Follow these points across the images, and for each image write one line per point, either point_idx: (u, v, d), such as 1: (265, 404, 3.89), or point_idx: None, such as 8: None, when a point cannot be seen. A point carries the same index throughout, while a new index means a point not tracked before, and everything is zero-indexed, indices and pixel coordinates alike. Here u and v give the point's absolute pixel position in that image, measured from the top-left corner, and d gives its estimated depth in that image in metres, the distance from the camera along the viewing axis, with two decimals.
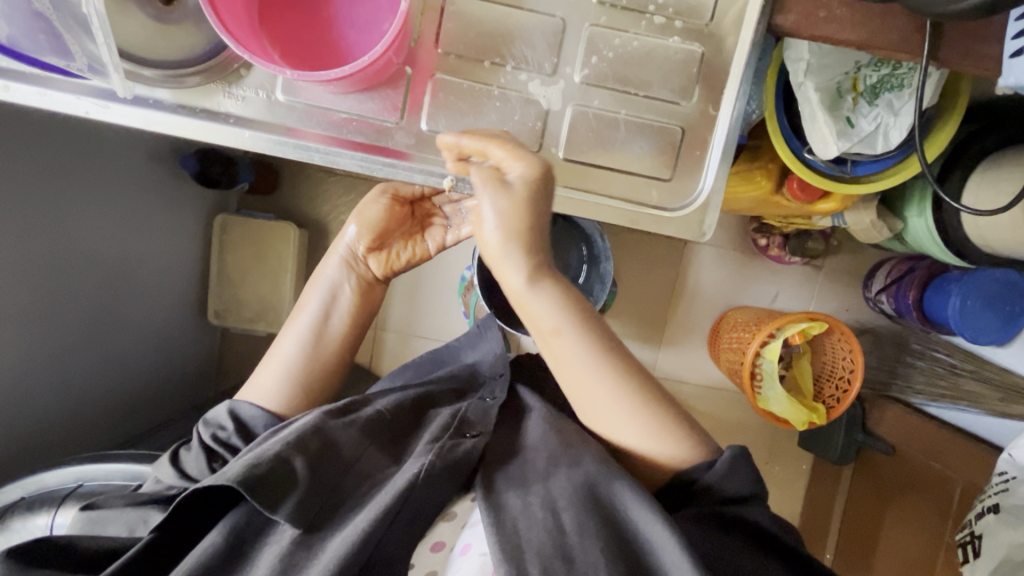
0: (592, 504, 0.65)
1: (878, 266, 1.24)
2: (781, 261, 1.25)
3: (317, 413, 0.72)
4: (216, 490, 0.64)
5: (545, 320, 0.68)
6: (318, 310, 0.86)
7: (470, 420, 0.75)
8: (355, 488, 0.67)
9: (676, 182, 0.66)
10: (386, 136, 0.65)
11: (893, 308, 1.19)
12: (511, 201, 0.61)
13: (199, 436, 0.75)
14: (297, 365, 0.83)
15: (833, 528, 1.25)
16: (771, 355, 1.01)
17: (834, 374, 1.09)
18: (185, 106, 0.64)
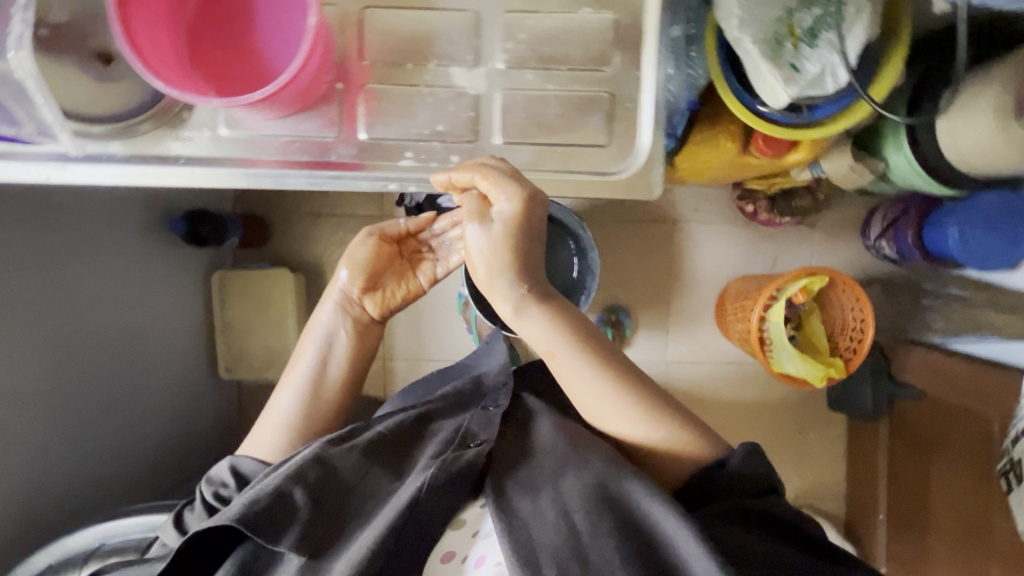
0: (601, 501, 0.64)
1: (873, 212, 1.22)
2: (773, 225, 1.24)
3: (316, 443, 0.71)
4: (220, 532, 0.65)
5: (542, 342, 0.70)
6: (316, 357, 0.83)
7: (472, 431, 0.74)
8: (359, 507, 0.67)
9: (615, 146, 0.67)
10: (328, 151, 0.68)
11: (895, 252, 1.17)
12: (499, 230, 0.65)
13: (201, 495, 0.73)
14: (298, 415, 0.81)
15: (879, 489, 1.21)
16: (776, 317, 1.01)
17: (846, 327, 1.07)
18: (136, 155, 0.67)
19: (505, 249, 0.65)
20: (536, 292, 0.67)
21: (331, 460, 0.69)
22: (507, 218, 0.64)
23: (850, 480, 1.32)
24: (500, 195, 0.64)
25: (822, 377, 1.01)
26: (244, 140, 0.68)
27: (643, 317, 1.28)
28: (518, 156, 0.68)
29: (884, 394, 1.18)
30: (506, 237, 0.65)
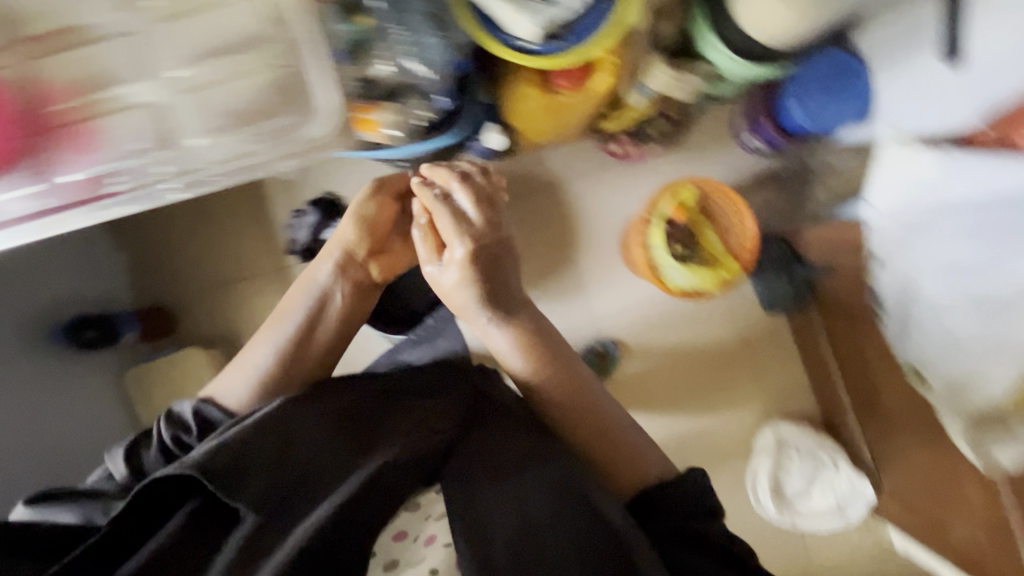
0: (562, 496, 0.70)
1: (732, 116, 1.25)
2: (647, 158, 1.25)
3: (274, 406, 0.75)
4: (171, 483, 0.66)
5: (505, 353, 0.86)
6: (307, 306, 0.90)
7: (441, 412, 0.80)
8: (323, 478, 0.70)
9: (299, 108, 0.74)
10: (48, 197, 0.69)
11: (764, 145, 1.17)
12: (463, 270, 0.83)
13: (161, 432, 0.79)
14: (275, 362, 0.86)
15: (834, 373, 1.20)
16: (655, 240, 1.03)
17: (739, 234, 1.07)
18: None
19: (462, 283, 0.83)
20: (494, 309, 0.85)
21: (286, 427, 0.72)
22: (458, 260, 0.83)
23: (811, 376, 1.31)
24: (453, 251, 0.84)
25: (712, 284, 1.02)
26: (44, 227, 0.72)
27: (556, 283, 1.28)
28: (219, 148, 0.74)
29: (801, 279, 1.19)
30: (470, 269, 0.83)
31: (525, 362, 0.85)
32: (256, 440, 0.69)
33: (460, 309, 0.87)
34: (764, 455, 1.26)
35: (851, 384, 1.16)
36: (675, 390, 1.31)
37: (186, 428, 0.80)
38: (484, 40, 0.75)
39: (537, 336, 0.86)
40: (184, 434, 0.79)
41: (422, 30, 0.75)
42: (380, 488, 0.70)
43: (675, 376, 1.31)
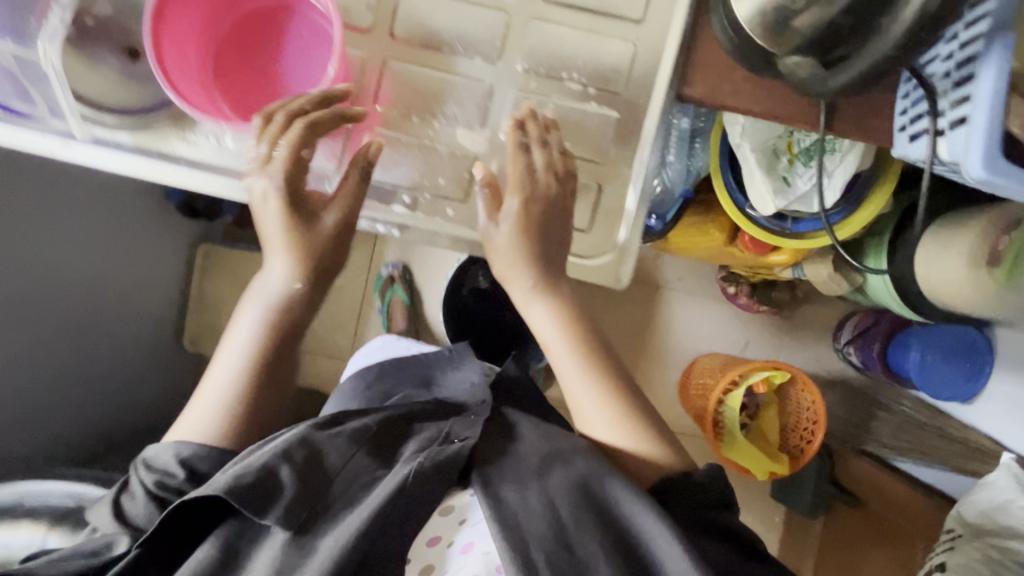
0: (583, 499, 0.64)
1: (847, 317, 1.24)
2: (749, 310, 1.27)
3: (174, 446, 0.67)
4: (211, 502, 0.62)
5: (544, 333, 0.75)
6: (265, 318, 0.72)
7: (457, 429, 0.71)
8: (350, 492, 0.63)
9: (590, 233, 0.73)
10: (324, 182, 0.73)
11: (859, 361, 1.20)
12: (512, 224, 0.69)
13: (142, 482, 0.65)
14: (267, 334, 0.72)
15: None
16: (732, 402, 1.04)
17: (798, 425, 1.09)
18: (142, 148, 0.70)
19: (532, 275, 0.71)
20: (550, 284, 0.72)
21: (315, 444, 0.65)
22: (514, 210, 0.69)
23: None
24: (507, 202, 0.69)
25: (764, 470, 1.03)
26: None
27: None
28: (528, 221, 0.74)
29: (824, 496, 1.21)
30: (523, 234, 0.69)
31: (608, 408, 0.72)
32: (296, 461, 0.62)
33: (507, 279, 0.72)
34: None
35: None
36: None
37: (168, 471, 0.65)
38: (713, 179, 0.75)
39: (575, 316, 0.75)
40: (168, 478, 0.65)
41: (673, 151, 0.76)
42: (413, 493, 0.62)
43: None
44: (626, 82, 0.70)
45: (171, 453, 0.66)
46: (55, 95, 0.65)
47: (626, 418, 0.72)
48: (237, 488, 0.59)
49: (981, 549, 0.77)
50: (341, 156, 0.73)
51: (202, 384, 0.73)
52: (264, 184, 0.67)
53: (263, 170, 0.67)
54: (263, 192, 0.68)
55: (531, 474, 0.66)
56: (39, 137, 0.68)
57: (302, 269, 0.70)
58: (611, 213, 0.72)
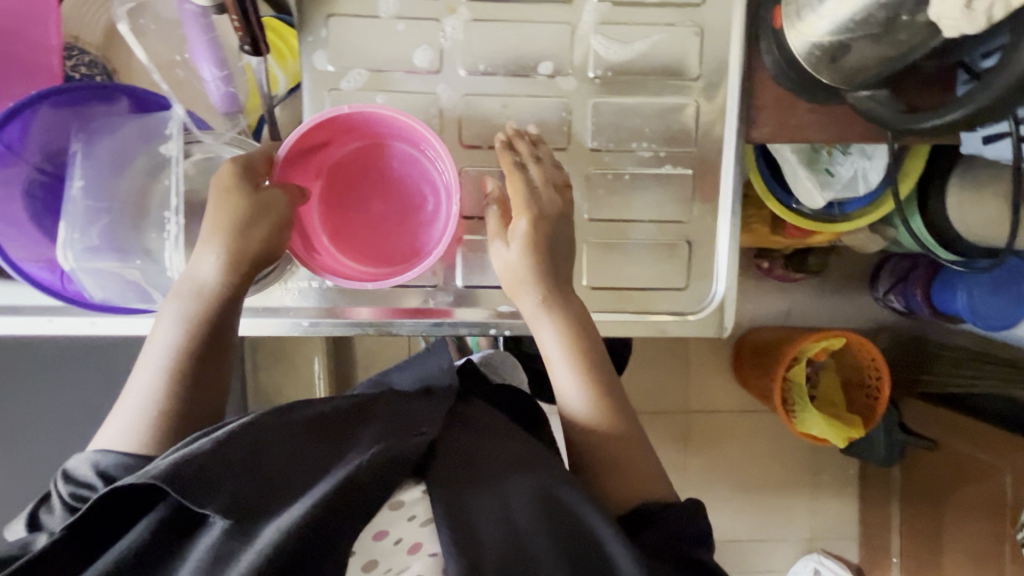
0: (546, 512, 0.52)
1: (881, 266, 1.26)
2: (787, 280, 1.27)
3: (100, 454, 0.55)
4: (142, 490, 0.49)
5: (548, 350, 0.64)
6: (182, 332, 0.59)
7: (417, 417, 0.60)
8: (295, 489, 0.51)
9: (690, 288, 0.71)
10: (426, 299, 0.72)
11: (904, 305, 1.22)
12: (521, 240, 0.64)
13: (57, 490, 0.53)
14: (187, 341, 0.59)
15: (894, 536, 1.27)
16: (797, 377, 1.08)
17: (862, 383, 1.12)
18: (252, 307, 0.70)
19: (525, 262, 0.64)
20: (552, 294, 0.64)
21: (266, 437, 0.53)
22: (522, 230, 0.64)
23: (863, 527, 1.36)
24: (517, 223, 0.64)
25: (843, 437, 1.03)
26: (376, 293, 0.71)
27: (663, 367, 1.30)
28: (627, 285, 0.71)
29: (896, 442, 1.21)
30: (534, 248, 0.64)
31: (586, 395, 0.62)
32: (232, 454, 0.51)
33: (514, 295, 0.65)
34: None
35: (908, 543, 1.25)
36: (737, 495, 1.35)
37: (87, 484, 0.53)
38: (753, 183, 0.75)
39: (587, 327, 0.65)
40: (84, 490, 0.53)
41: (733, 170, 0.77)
42: (362, 490, 0.50)
43: (740, 480, 1.35)
44: (696, 137, 0.69)
45: (88, 461, 0.54)
46: (176, 287, 0.65)
47: (609, 413, 0.62)
48: (177, 473, 0.48)
49: None
50: (439, 269, 0.71)
51: (123, 395, 0.59)
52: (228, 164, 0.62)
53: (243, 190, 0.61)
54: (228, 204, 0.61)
55: (509, 468, 0.56)
56: (156, 326, 0.68)
57: (233, 269, 0.61)
58: (707, 266, 0.70)
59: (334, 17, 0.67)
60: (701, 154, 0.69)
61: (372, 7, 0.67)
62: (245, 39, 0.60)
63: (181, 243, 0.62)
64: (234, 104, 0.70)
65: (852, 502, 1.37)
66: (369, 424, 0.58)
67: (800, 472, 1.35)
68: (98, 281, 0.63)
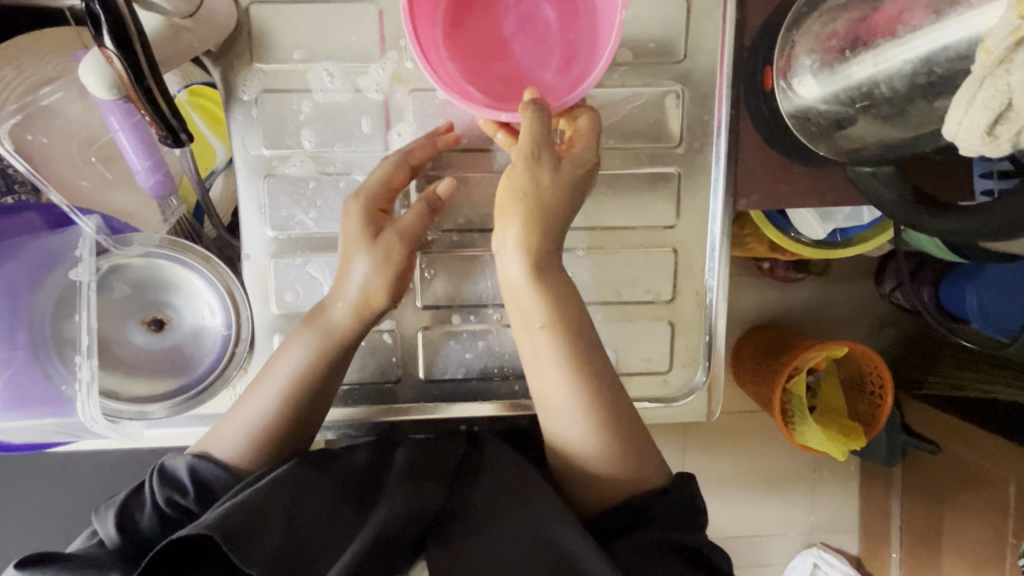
0: (543, 549, 0.57)
1: (885, 263, 1.21)
2: (786, 281, 1.23)
3: (190, 459, 0.64)
4: (185, 547, 0.56)
5: (524, 302, 0.63)
6: (307, 364, 0.66)
7: (430, 468, 0.66)
8: (320, 544, 0.57)
9: (675, 369, 0.72)
10: (389, 395, 0.74)
11: (908, 303, 1.17)
12: (526, 202, 0.61)
13: (153, 495, 0.62)
14: (305, 371, 0.66)
15: (894, 532, 1.27)
16: (797, 388, 1.05)
17: (863, 385, 1.08)
18: (196, 415, 0.71)
19: (521, 252, 0.62)
20: (549, 269, 0.62)
21: (296, 484, 0.60)
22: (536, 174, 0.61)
23: (863, 521, 1.36)
24: (506, 229, 0.62)
25: (841, 449, 1.01)
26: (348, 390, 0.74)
27: None
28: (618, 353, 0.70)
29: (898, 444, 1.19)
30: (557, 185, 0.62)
31: (585, 417, 0.62)
32: (265, 505, 0.57)
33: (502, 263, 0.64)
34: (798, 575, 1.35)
35: (908, 540, 1.24)
36: (735, 495, 1.35)
37: (181, 487, 0.63)
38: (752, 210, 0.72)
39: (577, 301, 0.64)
40: (179, 495, 0.62)
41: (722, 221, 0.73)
42: (383, 543, 0.57)
43: (738, 483, 1.35)
44: (678, 211, 0.69)
45: (185, 464, 0.64)
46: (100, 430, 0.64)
47: (609, 432, 0.63)
48: (216, 523, 0.54)
49: None
50: (400, 361, 0.74)
51: (238, 409, 0.66)
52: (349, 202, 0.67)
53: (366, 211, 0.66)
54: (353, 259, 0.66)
55: (505, 509, 0.61)
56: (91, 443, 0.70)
57: (360, 323, 0.67)
58: (694, 332, 0.71)
59: (268, 92, 0.67)
60: (683, 224, 0.69)
61: (303, 81, 0.67)
62: (164, 133, 0.57)
63: (94, 387, 0.63)
64: (166, 188, 0.68)
65: (853, 497, 1.36)
66: (394, 472, 0.65)
67: (800, 469, 1.34)
68: (21, 428, 0.64)
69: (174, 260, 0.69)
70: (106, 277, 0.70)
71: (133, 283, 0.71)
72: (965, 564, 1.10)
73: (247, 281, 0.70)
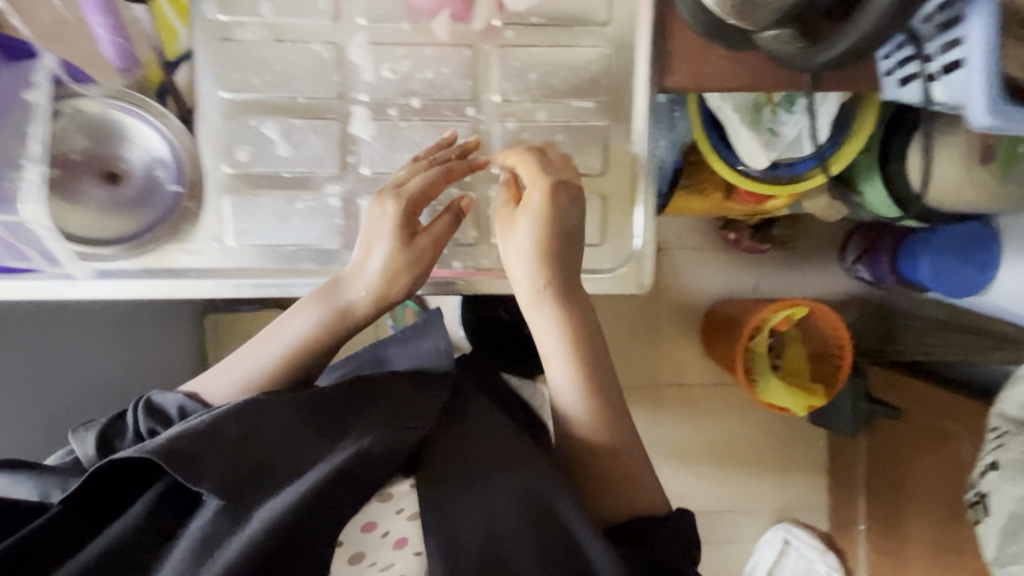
0: (525, 505, 0.56)
1: (848, 236, 1.26)
2: (754, 251, 1.26)
3: (182, 399, 0.65)
4: (148, 460, 0.55)
5: (545, 343, 0.65)
6: (323, 324, 0.67)
7: (409, 407, 0.62)
8: (288, 474, 0.55)
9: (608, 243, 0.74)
10: (333, 257, 0.73)
11: (870, 275, 1.21)
12: (530, 223, 0.64)
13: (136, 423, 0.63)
14: (312, 339, 0.67)
15: (859, 504, 1.28)
16: (760, 346, 1.08)
17: (825, 352, 1.11)
18: (146, 269, 0.71)
19: (533, 264, 0.64)
20: (552, 289, 0.64)
21: (265, 416, 0.57)
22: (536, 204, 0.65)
23: (831, 496, 1.38)
24: (511, 237, 0.66)
25: (803, 406, 1.03)
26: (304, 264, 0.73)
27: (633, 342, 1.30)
28: None
29: (862, 411, 1.20)
30: (545, 214, 0.64)
31: (588, 409, 0.63)
32: (229, 434, 0.55)
33: (513, 273, 0.66)
34: (767, 550, 1.34)
35: (872, 511, 1.25)
36: (706, 468, 1.36)
37: (165, 421, 0.64)
38: (700, 144, 0.74)
39: (584, 319, 0.65)
40: (161, 428, 0.63)
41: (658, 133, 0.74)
42: (355, 479, 0.55)
43: (709, 454, 1.36)
44: (606, 89, 0.72)
45: (176, 403, 0.65)
46: (49, 250, 0.65)
47: (607, 428, 0.63)
48: (174, 451, 0.52)
49: None
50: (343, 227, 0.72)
51: (242, 364, 0.68)
52: (386, 204, 0.67)
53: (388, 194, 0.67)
54: (370, 246, 0.68)
55: (496, 470, 0.58)
56: (42, 284, 0.69)
57: (378, 296, 0.68)
58: (622, 221, 0.74)
59: None
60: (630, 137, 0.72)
61: None
62: None
63: (39, 193, 0.62)
64: (129, 61, 0.71)
65: (822, 471, 1.38)
66: (374, 413, 0.60)
67: (770, 442, 1.36)
68: None
69: (124, 108, 0.70)
70: (65, 121, 0.70)
71: (91, 134, 0.71)
72: (926, 534, 1.08)
73: (200, 139, 0.71)
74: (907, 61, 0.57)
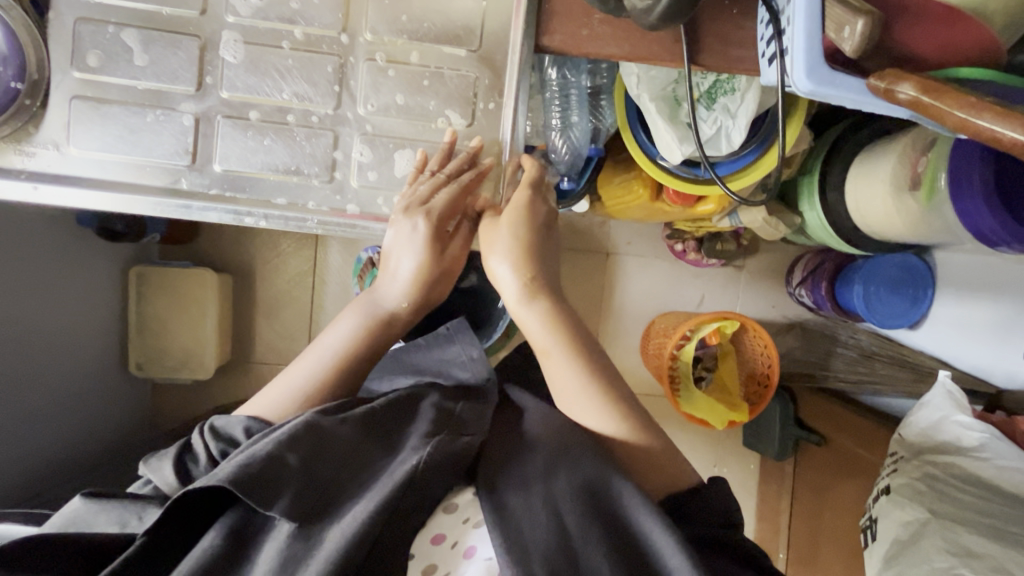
0: (590, 505, 0.53)
1: (797, 260, 1.25)
2: (700, 265, 1.26)
3: (247, 421, 0.61)
4: (211, 493, 0.52)
5: (536, 338, 0.63)
6: (358, 330, 0.66)
7: (464, 419, 0.60)
8: (353, 489, 0.53)
9: None
10: (178, 180, 0.71)
11: (811, 301, 1.21)
12: (513, 223, 0.66)
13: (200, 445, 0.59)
14: (351, 349, 0.65)
15: (782, 534, 1.26)
16: (686, 357, 1.05)
17: (755, 373, 1.10)
18: None
19: (510, 253, 0.64)
20: (535, 283, 0.63)
21: (326, 432, 0.55)
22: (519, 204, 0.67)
23: (757, 524, 1.36)
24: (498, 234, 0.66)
25: (723, 420, 1.03)
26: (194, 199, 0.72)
27: None
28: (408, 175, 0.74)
29: (790, 436, 1.21)
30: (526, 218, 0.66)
31: (594, 399, 0.60)
32: (295, 454, 0.52)
33: (493, 270, 0.65)
34: None
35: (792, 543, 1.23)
36: None
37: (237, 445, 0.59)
38: (625, 135, 0.76)
39: (570, 314, 0.64)
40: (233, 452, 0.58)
41: (575, 110, 0.77)
42: (418, 488, 0.52)
43: None
44: (481, 38, 0.71)
45: (242, 426, 0.60)
46: None
47: (628, 417, 0.60)
48: (243, 473, 0.49)
49: (919, 467, 0.74)
50: (192, 145, 0.71)
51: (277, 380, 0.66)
52: (417, 221, 0.69)
53: (417, 208, 0.69)
54: (398, 259, 0.69)
55: (558, 470, 0.55)
56: None
57: (414, 296, 0.68)
58: None
59: None
60: None
61: None
62: None
63: None
64: None
65: (752, 496, 1.36)
66: (425, 423, 0.59)
67: (702, 461, 1.34)
68: None
69: None
70: None
71: None
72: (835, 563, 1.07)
73: (51, 41, 0.68)
74: (771, 40, 0.55)
